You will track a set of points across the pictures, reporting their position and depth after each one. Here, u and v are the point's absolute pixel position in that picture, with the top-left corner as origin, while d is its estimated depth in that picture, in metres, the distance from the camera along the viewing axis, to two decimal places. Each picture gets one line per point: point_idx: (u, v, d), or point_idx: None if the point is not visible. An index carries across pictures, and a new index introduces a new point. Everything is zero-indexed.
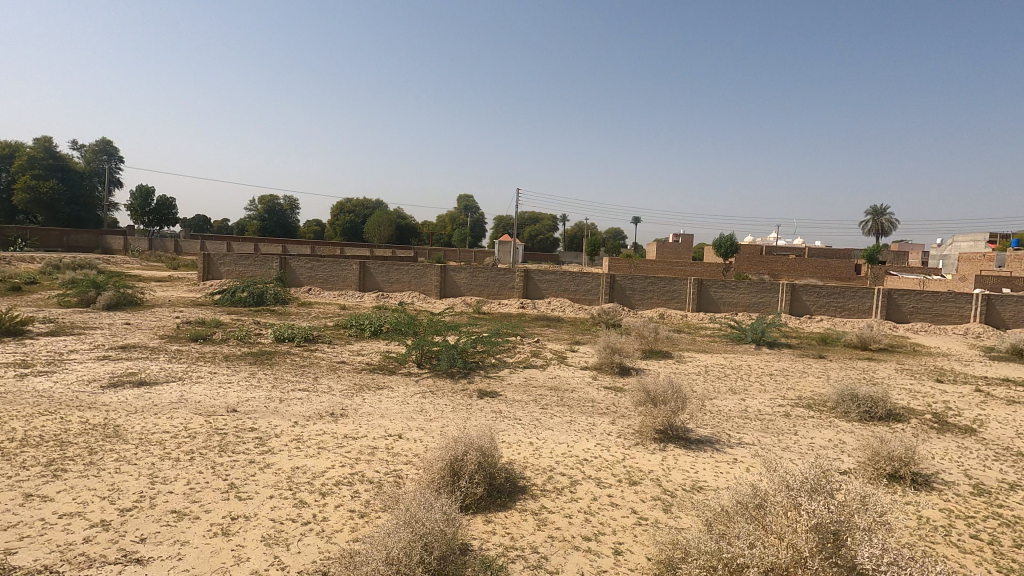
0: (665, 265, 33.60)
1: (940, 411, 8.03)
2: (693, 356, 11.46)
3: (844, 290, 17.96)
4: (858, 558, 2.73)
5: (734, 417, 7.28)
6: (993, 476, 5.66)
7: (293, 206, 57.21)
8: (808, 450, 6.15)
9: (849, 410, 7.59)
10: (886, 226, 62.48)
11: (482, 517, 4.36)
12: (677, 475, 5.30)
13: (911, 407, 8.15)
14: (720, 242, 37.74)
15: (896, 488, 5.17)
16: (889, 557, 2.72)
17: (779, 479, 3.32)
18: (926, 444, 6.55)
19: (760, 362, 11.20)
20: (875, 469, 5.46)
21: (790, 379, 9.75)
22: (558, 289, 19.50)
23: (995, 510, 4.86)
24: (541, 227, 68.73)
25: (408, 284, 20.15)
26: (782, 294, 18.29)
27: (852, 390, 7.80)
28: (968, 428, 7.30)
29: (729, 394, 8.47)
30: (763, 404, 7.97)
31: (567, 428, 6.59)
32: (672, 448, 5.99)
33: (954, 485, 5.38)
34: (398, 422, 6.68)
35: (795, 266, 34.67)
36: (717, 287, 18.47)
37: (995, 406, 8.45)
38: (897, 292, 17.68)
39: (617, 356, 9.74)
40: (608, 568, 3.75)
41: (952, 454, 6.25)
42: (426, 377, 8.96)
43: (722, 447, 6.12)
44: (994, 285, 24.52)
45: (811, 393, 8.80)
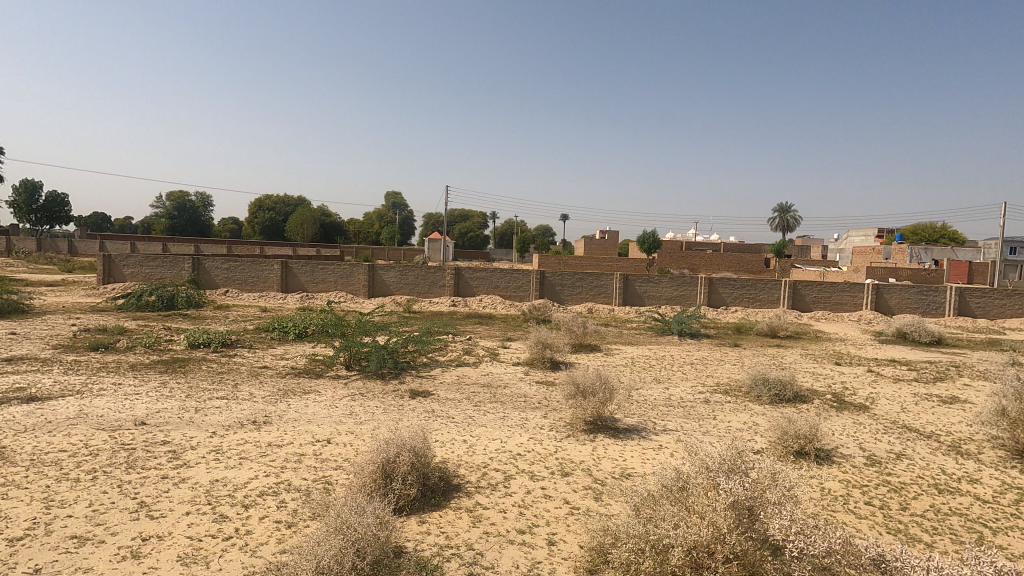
0: (593, 262, 34.34)
1: (839, 391, 8.81)
2: (620, 348, 11.90)
3: (755, 282, 19.27)
4: (770, 530, 2.95)
5: (658, 406, 7.63)
6: (883, 447, 6.28)
7: (206, 204, 53.78)
8: (725, 433, 6.56)
9: (761, 394, 8.17)
10: (792, 222, 67.36)
11: (416, 518, 4.30)
12: (606, 463, 5.48)
13: (815, 388, 8.88)
14: (644, 239, 39.41)
15: (802, 464, 5.63)
16: (795, 526, 2.94)
17: (700, 461, 3.55)
18: (827, 421, 7.18)
19: (682, 352, 11.78)
20: (784, 447, 5.91)
21: (708, 366, 10.35)
22: (489, 286, 19.54)
23: (885, 478, 5.40)
24: (471, 224, 68.56)
25: (334, 285, 19.51)
26: (700, 287, 19.32)
27: (764, 374, 8.39)
28: (862, 405, 8.06)
29: (654, 383, 8.86)
30: (685, 392, 8.41)
31: (500, 424, 6.64)
32: (601, 438, 6.20)
33: (851, 457, 5.92)
34: (326, 427, 6.46)
35: (713, 260, 36.53)
36: (641, 281, 19.25)
37: (883, 384, 9.40)
38: (801, 283, 19.24)
39: (548, 351, 9.92)
40: (543, 558, 3.82)
41: (849, 429, 6.88)
42: (355, 379, 8.73)
43: (648, 434, 6.40)
44: (882, 276, 27.20)
45: (727, 379, 9.40)
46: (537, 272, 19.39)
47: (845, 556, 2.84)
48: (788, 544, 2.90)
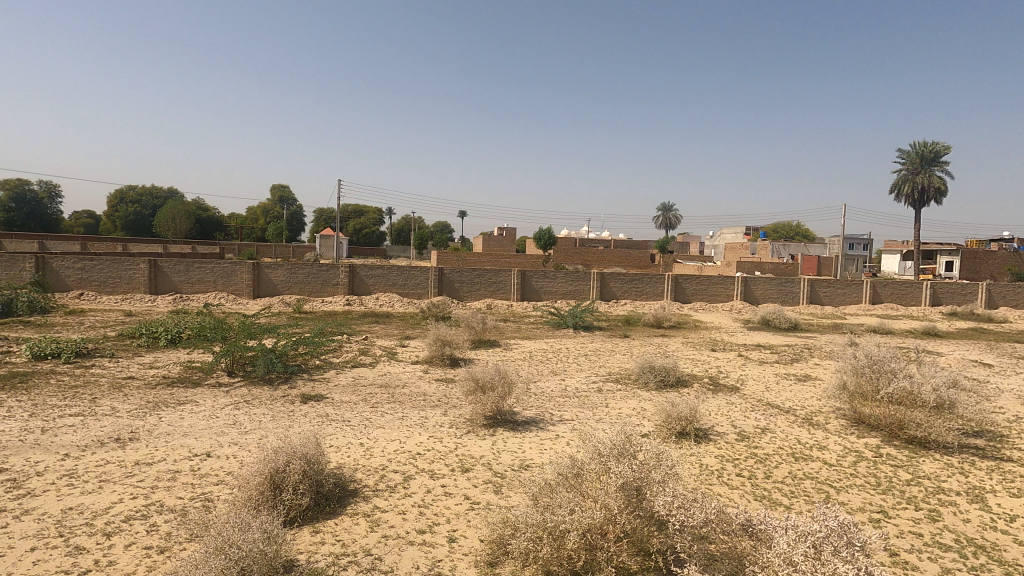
0: (492, 258, 34.69)
1: (715, 374, 9.67)
2: (518, 342, 12.14)
3: (642, 276, 20.57)
4: (655, 507, 3.17)
5: (555, 397, 7.88)
6: (751, 423, 6.99)
7: (52, 194, 47.03)
8: (617, 419, 6.94)
9: (648, 380, 8.74)
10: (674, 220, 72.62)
11: (309, 528, 4.09)
12: (506, 456, 5.57)
13: (694, 373, 9.67)
14: (541, 235, 40.51)
15: (684, 443, 6.11)
16: (677, 502, 3.18)
17: (592, 447, 3.71)
18: (705, 402, 7.85)
19: (577, 344, 12.28)
20: (668, 429, 6.39)
21: (601, 357, 10.89)
22: (386, 284, 19.05)
23: (752, 450, 6.01)
24: (366, 219, 66.31)
25: (214, 285, 17.96)
26: (593, 282, 20.27)
27: (650, 362, 8.98)
28: (733, 386, 8.91)
29: (551, 375, 9.16)
30: (580, 382, 8.78)
31: (399, 424, 6.50)
32: (501, 432, 6.29)
33: (724, 434, 6.52)
34: (205, 439, 5.93)
35: (604, 256, 38.30)
36: (538, 277, 19.79)
37: (751, 366, 10.47)
38: (682, 277, 20.87)
39: (448, 348, 9.88)
40: (443, 556, 3.80)
41: (723, 409, 7.58)
42: (239, 385, 8.10)
43: (545, 425, 6.59)
44: (749, 269, 30.21)
45: (618, 368, 9.95)
46: (435, 269, 19.20)
47: (719, 525, 3.12)
48: (671, 518, 3.12)
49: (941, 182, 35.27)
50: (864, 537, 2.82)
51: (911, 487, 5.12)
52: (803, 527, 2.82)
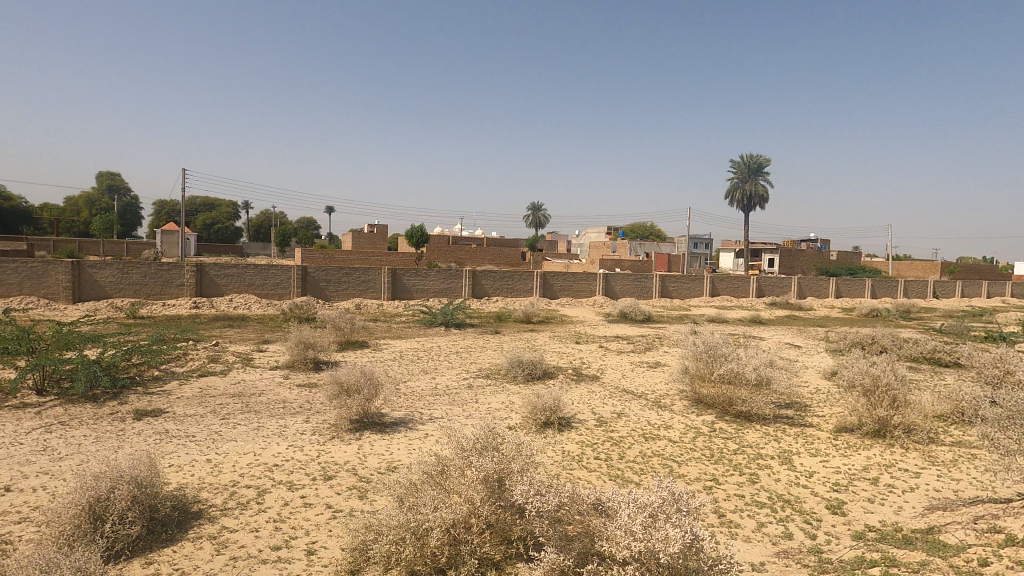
0: (361, 256, 33.44)
1: (578, 365, 10.27)
2: (388, 342, 11.86)
3: (512, 274, 21.16)
4: (514, 495, 3.28)
5: (425, 396, 7.83)
6: (609, 409, 7.53)
7: None
8: (486, 414, 7.08)
9: (517, 374, 9.03)
10: (543, 220, 75.52)
11: (142, 560, 3.64)
12: (372, 460, 5.42)
13: (559, 365, 10.19)
14: (412, 232, 39.93)
15: (548, 432, 6.42)
16: (535, 487, 3.32)
17: (455, 443, 3.75)
18: (568, 392, 8.31)
19: (448, 342, 12.30)
20: (534, 420, 6.67)
21: (472, 354, 11.03)
22: (242, 284, 17.52)
23: (608, 434, 6.48)
24: (218, 213, 60.29)
25: (19, 287, 15.15)
26: (465, 279, 20.43)
27: (518, 356, 9.28)
28: (594, 375, 9.54)
29: (422, 374, 9.08)
30: (450, 380, 8.81)
31: (254, 435, 6.02)
32: (367, 435, 6.10)
33: (585, 421, 6.96)
34: (4, 471, 4.99)
35: (477, 254, 38.70)
36: (409, 275, 19.48)
37: (610, 356, 11.28)
38: (550, 274, 21.95)
39: (311, 351, 9.35)
40: (301, 571, 3.59)
41: (584, 397, 8.07)
42: (52, 405, 6.93)
43: (414, 425, 6.52)
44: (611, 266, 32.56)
45: (489, 364, 10.15)
46: (298, 268, 18.06)
47: (572, 505, 3.31)
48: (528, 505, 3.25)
49: (764, 190, 40.82)
50: (693, 503, 3.16)
51: (737, 456, 5.87)
52: (642, 499, 3.10)
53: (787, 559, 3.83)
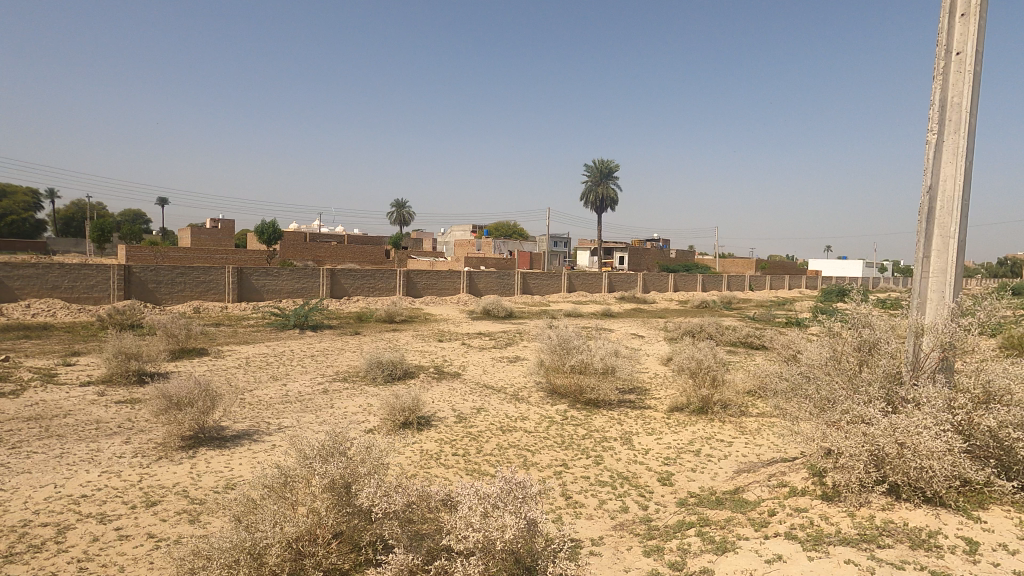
0: (202, 254, 30.12)
1: (439, 363, 10.29)
2: (232, 348, 10.84)
3: (374, 272, 20.52)
4: (360, 500, 3.17)
5: (274, 404, 7.30)
6: (468, 405, 7.64)
7: None
8: (341, 418, 6.80)
9: (376, 376, 8.79)
10: (407, 217, 74.19)
11: None
12: (208, 478, 4.92)
13: (421, 364, 10.12)
14: (263, 228, 36.91)
15: (407, 433, 6.34)
16: (382, 489, 3.22)
17: (297, 452, 3.55)
18: (428, 391, 8.28)
19: (302, 345, 11.59)
20: (392, 421, 6.56)
21: (329, 357, 10.52)
22: (43, 288, 14.53)
23: (467, 430, 6.58)
24: (11, 202, 50.32)
25: None
26: (322, 279, 19.36)
27: (377, 357, 9.03)
28: (455, 373, 9.62)
29: (270, 381, 8.44)
30: (303, 385, 8.31)
31: (55, 464, 5.14)
32: (203, 452, 5.52)
33: (444, 419, 6.99)
34: None
35: (337, 252, 36.69)
36: (258, 275, 17.97)
37: (471, 353, 11.47)
38: (413, 272, 21.69)
39: (134, 363, 8.23)
40: None
41: (444, 395, 8.10)
42: None
43: (259, 436, 6.05)
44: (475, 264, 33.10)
45: (346, 366, 9.76)
46: (119, 269, 15.61)
47: (421, 504, 3.33)
48: (374, 508, 3.14)
49: (614, 193, 44.21)
50: (534, 487, 3.36)
51: (585, 440, 6.31)
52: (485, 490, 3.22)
53: (623, 531, 4.21)
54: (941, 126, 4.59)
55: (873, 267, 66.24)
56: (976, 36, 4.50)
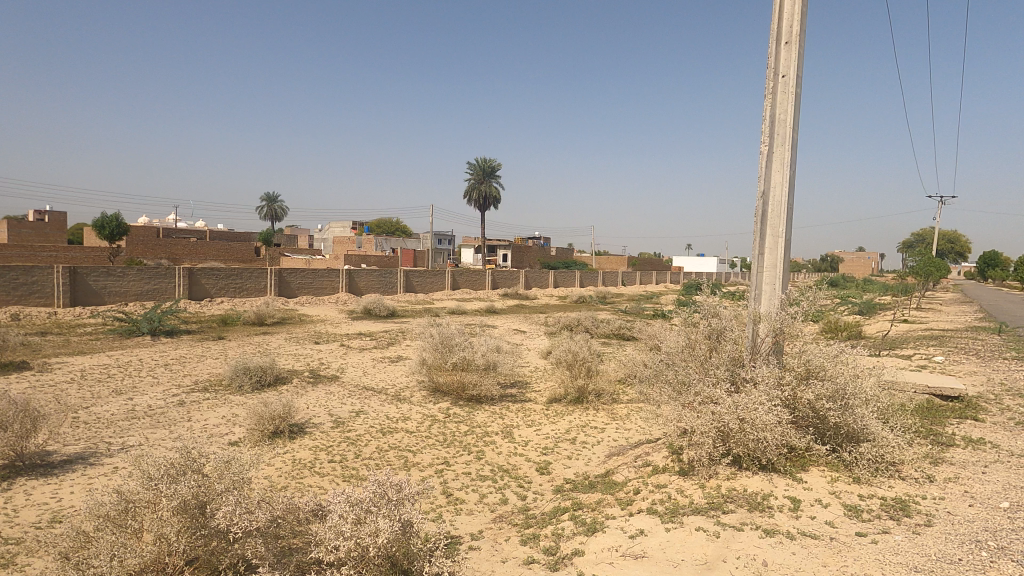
0: (23, 252, 25.69)
1: (315, 367, 9.76)
2: (63, 361, 9.38)
3: (240, 271, 18.90)
4: (216, 520, 2.92)
5: (117, 421, 6.44)
6: (346, 409, 7.33)
7: None
8: (201, 432, 6.19)
9: (242, 383, 8.11)
10: (280, 212, 69.33)
11: None
12: (29, 513, 4.22)
13: (294, 368, 9.53)
14: (103, 221, 32.36)
15: (277, 443, 5.93)
16: (242, 506, 2.99)
17: (139, 473, 3.17)
18: (302, 397, 7.81)
19: (154, 353, 10.36)
20: (261, 431, 6.10)
21: (187, 365, 9.51)
22: None
23: (344, 435, 6.31)
24: None
25: None
26: (178, 279, 17.38)
27: (244, 363, 8.34)
28: (333, 375, 9.20)
29: (112, 396, 7.43)
30: (154, 398, 7.43)
31: None
32: (23, 482, 4.72)
33: (320, 425, 6.64)
34: None
35: (198, 249, 33.22)
36: (97, 275, 15.64)
37: (351, 354, 11.04)
38: (286, 271, 20.34)
39: None
40: None
41: (320, 400, 7.70)
42: None
43: (97, 459, 5.30)
44: (356, 262, 31.90)
45: (208, 375, 8.90)
46: None
47: (287, 517, 3.14)
48: (233, 528, 2.90)
49: (497, 191, 45.00)
50: (410, 488, 3.32)
51: (467, 437, 6.35)
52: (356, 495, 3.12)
53: (502, 522, 4.29)
54: (771, 139, 5.24)
55: (725, 263, 74.16)
56: (797, 62, 5.20)
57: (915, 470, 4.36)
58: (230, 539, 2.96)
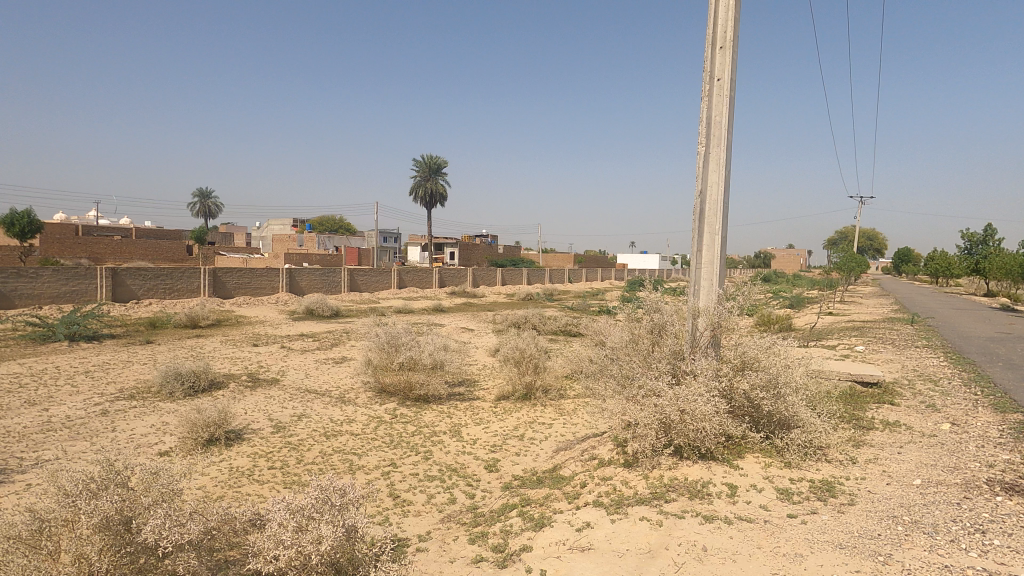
0: None
1: (254, 370, 9.37)
2: None
3: (170, 271, 17.86)
4: (142, 537, 2.74)
5: (30, 434, 5.94)
6: (287, 413, 7.08)
7: None
8: (127, 443, 5.81)
9: (173, 390, 7.67)
10: (214, 209, 66.03)
11: None
12: None
13: (231, 372, 9.11)
14: (12, 218, 29.75)
15: (212, 451, 5.65)
16: (172, 520, 2.82)
17: (54, 490, 2.93)
18: (239, 401, 7.47)
19: (72, 360, 9.63)
20: (194, 439, 5.79)
21: (111, 372, 8.90)
22: None
23: (286, 440, 6.08)
24: None
25: None
26: (101, 280, 16.16)
27: (175, 368, 7.89)
28: (273, 379, 8.86)
29: (24, 407, 6.84)
30: (73, 408, 6.90)
31: None
32: None
33: (259, 430, 6.38)
34: None
35: (122, 248, 31.17)
36: (6, 277, 14.13)
37: (292, 356, 10.67)
38: (221, 270, 19.40)
39: None
40: None
41: (259, 404, 7.40)
42: None
43: (7, 477, 4.87)
44: (297, 261, 30.88)
45: (134, 382, 8.36)
46: None
47: (221, 528, 2.99)
48: (162, 544, 2.73)
49: (444, 188, 44.63)
50: (355, 492, 3.24)
51: (414, 437, 6.27)
52: (297, 503, 3.01)
53: (450, 522, 4.26)
54: (708, 140, 5.44)
55: (667, 260, 76.67)
56: (731, 66, 5.42)
57: (839, 453, 4.65)
58: (160, 555, 2.79)
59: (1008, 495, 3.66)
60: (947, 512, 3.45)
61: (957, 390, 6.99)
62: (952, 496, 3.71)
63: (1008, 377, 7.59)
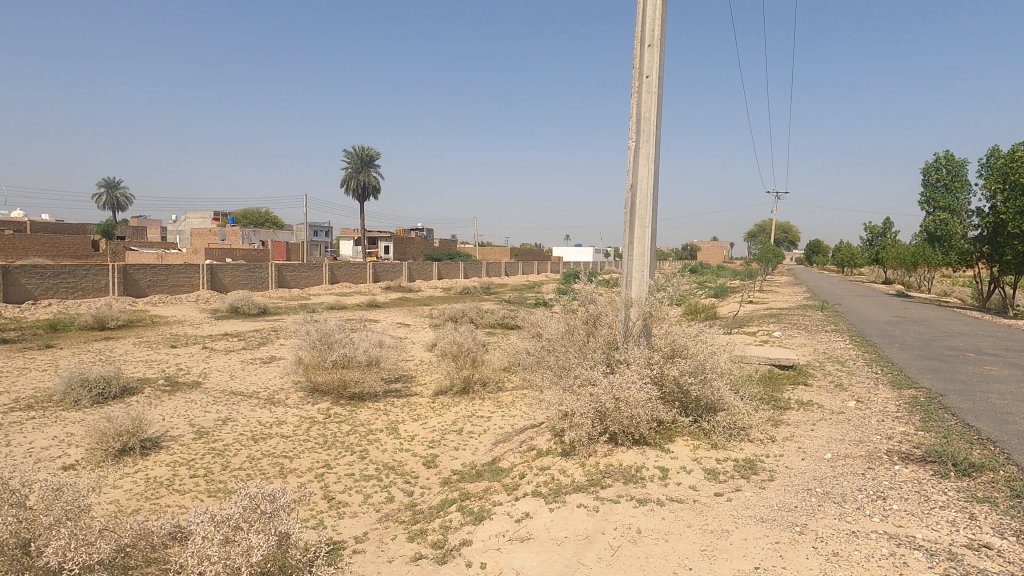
0: None
1: (172, 373, 8.79)
2: None
3: (73, 269, 16.36)
4: (43, 561, 2.49)
5: None
6: (210, 418, 6.68)
7: None
8: (24, 458, 5.28)
9: (80, 398, 7.04)
10: (122, 202, 61.11)
11: None
12: None
13: (146, 376, 8.50)
14: None
15: (125, 462, 5.24)
16: (77, 540, 2.59)
17: None
18: (157, 407, 6.98)
19: None
20: (104, 450, 5.35)
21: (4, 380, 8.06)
22: None
23: (209, 446, 5.74)
24: None
25: None
26: None
27: (81, 374, 7.25)
28: (193, 381, 8.33)
29: None
30: None
31: None
32: None
33: (179, 437, 5.98)
34: None
35: (15, 244, 28.25)
36: None
37: (215, 357, 10.09)
38: (133, 267, 17.99)
39: None
40: None
41: (178, 409, 6.94)
42: None
43: None
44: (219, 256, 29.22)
45: (33, 390, 7.60)
46: None
47: (134, 543, 2.79)
48: (67, 566, 2.50)
49: (378, 181, 43.55)
50: (286, 496, 3.11)
51: (349, 437, 6.09)
52: (222, 512, 2.86)
53: (387, 522, 4.18)
54: (638, 135, 5.58)
55: (601, 254, 78.94)
56: (659, 64, 5.58)
57: (761, 433, 4.95)
58: None
59: (904, 463, 4.04)
60: (854, 482, 3.77)
61: (860, 369, 7.67)
62: (858, 467, 4.06)
63: (903, 357, 8.37)
